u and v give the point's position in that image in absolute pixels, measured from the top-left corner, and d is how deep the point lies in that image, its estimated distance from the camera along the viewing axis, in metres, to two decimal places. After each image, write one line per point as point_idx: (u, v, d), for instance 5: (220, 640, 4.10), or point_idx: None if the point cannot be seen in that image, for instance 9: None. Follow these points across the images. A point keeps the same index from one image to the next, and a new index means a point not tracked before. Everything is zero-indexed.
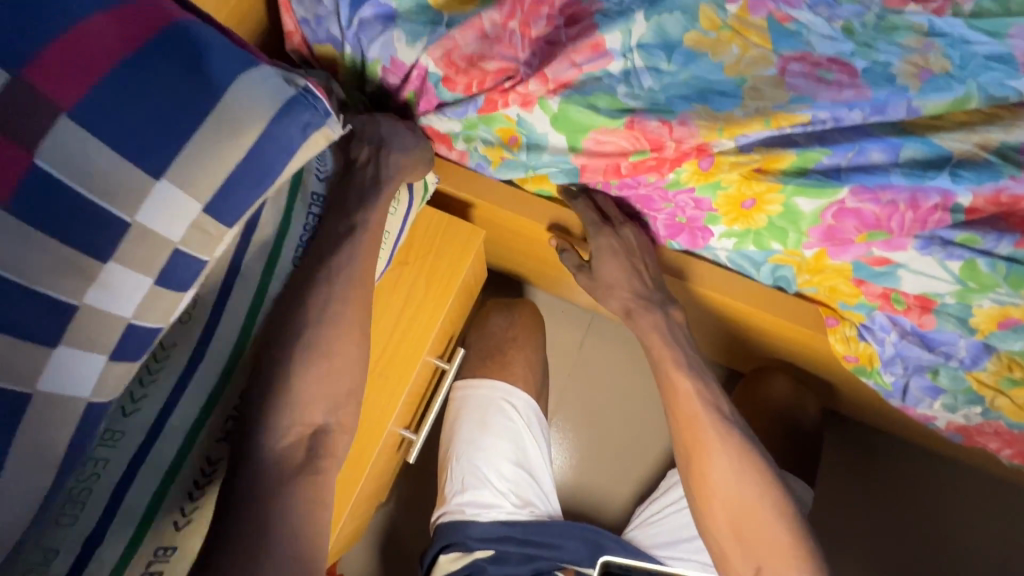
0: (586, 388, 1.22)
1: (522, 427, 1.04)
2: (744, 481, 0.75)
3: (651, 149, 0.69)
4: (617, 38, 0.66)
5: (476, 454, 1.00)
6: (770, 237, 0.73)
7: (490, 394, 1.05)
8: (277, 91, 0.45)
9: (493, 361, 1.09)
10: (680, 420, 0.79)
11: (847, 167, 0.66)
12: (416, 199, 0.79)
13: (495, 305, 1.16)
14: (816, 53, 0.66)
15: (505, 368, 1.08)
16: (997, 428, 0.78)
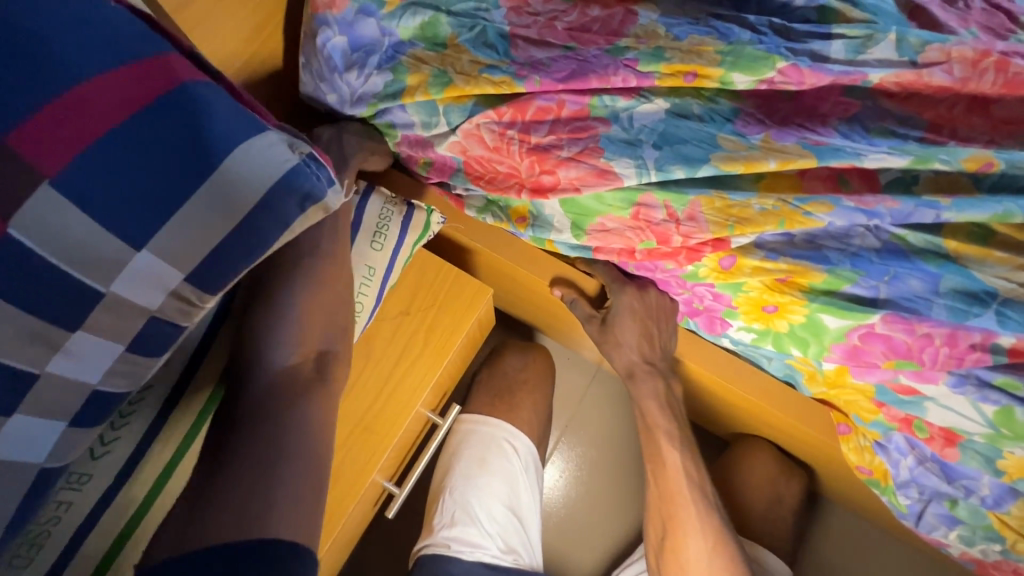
0: (573, 438, 1.18)
1: (520, 471, 1.01)
2: (718, 571, 0.72)
3: (658, 242, 0.67)
4: (626, 164, 0.64)
5: (469, 491, 0.97)
6: (790, 343, 0.68)
7: (492, 431, 1.03)
8: (273, 158, 0.40)
9: (502, 403, 1.06)
10: (664, 495, 0.77)
11: (887, 297, 0.62)
12: (412, 239, 0.76)
13: (511, 345, 1.13)
14: (864, 165, 0.61)
15: (511, 412, 1.05)
16: (1017, 568, 0.70)
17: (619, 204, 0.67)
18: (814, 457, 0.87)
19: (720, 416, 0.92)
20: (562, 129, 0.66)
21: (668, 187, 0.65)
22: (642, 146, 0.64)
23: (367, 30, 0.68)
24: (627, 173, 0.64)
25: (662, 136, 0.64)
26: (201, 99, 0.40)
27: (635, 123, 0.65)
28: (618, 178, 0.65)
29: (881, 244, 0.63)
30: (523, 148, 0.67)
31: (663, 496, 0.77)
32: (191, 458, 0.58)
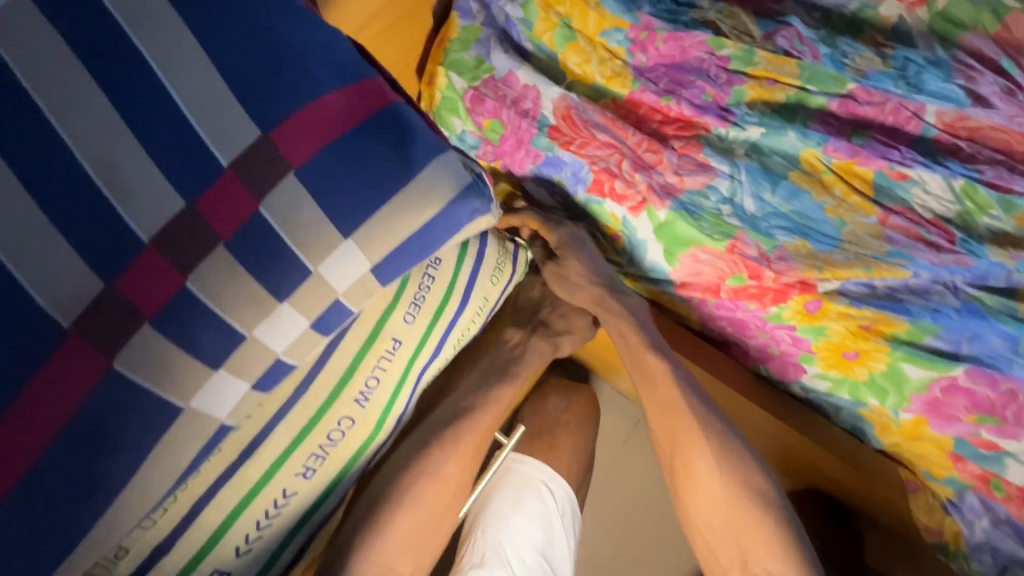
0: (617, 483, 1.18)
1: (555, 515, 1.01)
2: (733, 486, 0.70)
3: (749, 276, 0.73)
4: (721, 164, 0.74)
5: (502, 530, 0.97)
6: (868, 391, 0.72)
7: (527, 471, 1.03)
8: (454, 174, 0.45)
9: (541, 441, 1.07)
10: (655, 408, 0.74)
11: (970, 352, 0.65)
12: (516, 274, 0.81)
13: (553, 385, 1.15)
14: (917, 210, 0.71)
15: (550, 451, 1.06)
16: None
17: (716, 235, 0.73)
18: (871, 515, 0.88)
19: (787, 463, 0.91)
20: (670, 156, 0.75)
21: (760, 230, 0.72)
22: (734, 154, 0.76)
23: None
24: (718, 184, 0.74)
25: (753, 146, 0.75)
26: (408, 121, 0.44)
27: (730, 137, 0.76)
28: (713, 171, 0.74)
29: (960, 303, 0.66)
30: (638, 134, 0.76)
31: (654, 405, 0.74)
32: (303, 451, 0.59)
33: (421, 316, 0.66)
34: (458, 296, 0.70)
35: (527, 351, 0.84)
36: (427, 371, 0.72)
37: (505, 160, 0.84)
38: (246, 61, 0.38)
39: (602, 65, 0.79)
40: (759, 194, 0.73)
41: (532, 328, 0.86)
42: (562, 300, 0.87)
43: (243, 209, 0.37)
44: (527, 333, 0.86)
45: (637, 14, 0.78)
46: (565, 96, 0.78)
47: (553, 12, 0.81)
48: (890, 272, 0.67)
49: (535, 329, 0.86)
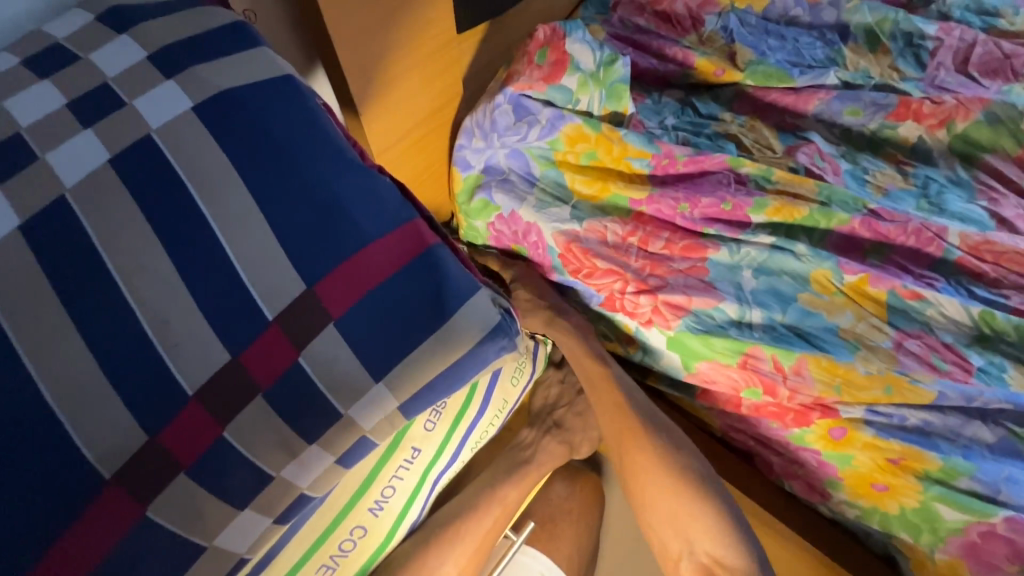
0: None
1: None
2: (673, 471, 0.72)
3: (765, 391, 0.73)
4: (726, 286, 0.76)
5: None
6: (900, 527, 0.68)
7: (526, 563, 0.98)
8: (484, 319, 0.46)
9: (543, 531, 1.02)
10: (610, 407, 0.80)
11: (1009, 498, 0.63)
12: (536, 370, 0.82)
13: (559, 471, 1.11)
14: (933, 336, 0.70)
15: (551, 541, 1.01)
16: None
17: (726, 352, 0.74)
18: None
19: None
20: (675, 277, 0.78)
21: (777, 343, 0.72)
22: (740, 273, 0.77)
23: (535, 104, 0.83)
24: (725, 305, 0.75)
25: (760, 266, 0.77)
26: (445, 263, 0.45)
27: (741, 251, 0.77)
28: (719, 295, 0.75)
29: (995, 439, 0.65)
30: (639, 254, 0.80)
31: (609, 411, 0.80)
32: (312, 565, 0.58)
33: (442, 423, 0.66)
34: (480, 405, 0.71)
35: (538, 456, 0.82)
36: (446, 472, 0.71)
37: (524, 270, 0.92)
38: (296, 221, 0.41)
39: (625, 188, 0.81)
40: (769, 315, 0.74)
41: (545, 428, 0.86)
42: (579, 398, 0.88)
43: (283, 359, 0.39)
44: (540, 432, 0.85)
45: (658, 144, 0.81)
46: (573, 229, 0.82)
47: (578, 146, 0.83)
48: (912, 392, 0.67)
49: (548, 428, 0.86)
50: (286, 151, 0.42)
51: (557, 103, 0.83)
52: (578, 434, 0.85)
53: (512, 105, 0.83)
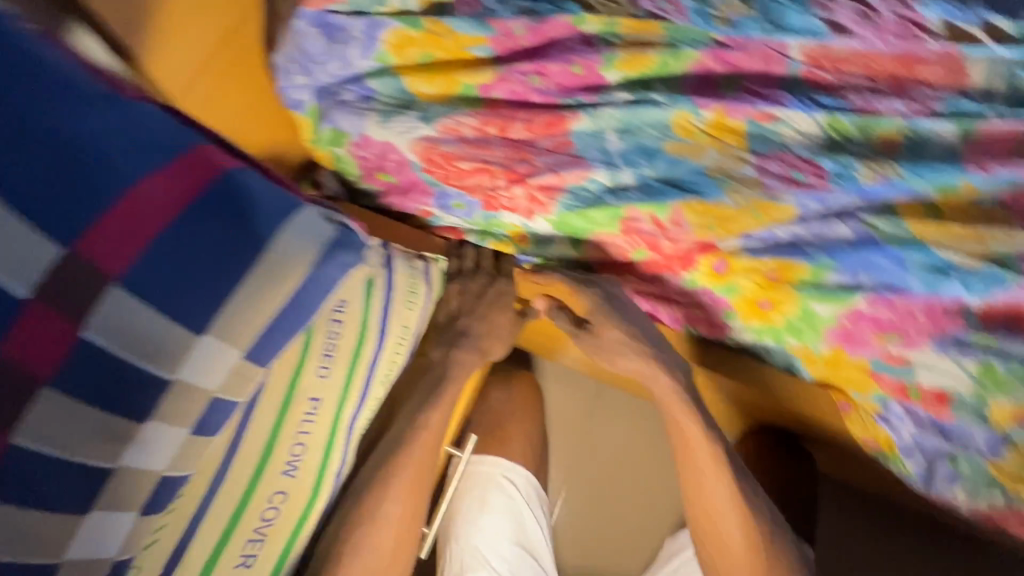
0: (581, 453, 1.32)
1: (521, 503, 1.15)
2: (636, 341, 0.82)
3: (649, 248, 0.75)
4: (593, 155, 0.74)
5: (476, 533, 1.11)
6: (788, 334, 0.77)
7: (489, 470, 1.16)
8: (319, 233, 0.51)
9: (495, 438, 1.18)
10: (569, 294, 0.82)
11: (868, 280, 0.70)
12: (432, 290, 0.80)
13: (495, 378, 1.24)
14: (792, 153, 0.72)
15: (504, 439, 1.18)
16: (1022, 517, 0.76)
17: (607, 223, 0.72)
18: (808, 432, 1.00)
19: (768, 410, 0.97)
20: (541, 159, 0.74)
21: (651, 199, 0.71)
22: (605, 137, 0.74)
23: (342, 18, 0.71)
24: (596, 175, 0.73)
25: (623, 125, 0.73)
26: (249, 193, 0.48)
27: (600, 114, 0.74)
28: (588, 165, 0.74)
29: (853, 233, 0.70)
30: (501, 142, 0.75)
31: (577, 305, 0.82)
32: (238, 538, 0.58)
33: (336, 368, 0.63)
34: (371, 341, 0.67)
35: (453, 368, 0.88)
36: (360, 416, 0.69)
37: (398, 199, 0.90)
38: (52, 193, 0.42)
39: (472, 76, 0.74)
40: (639, 173, 0.73)
41: (453, 341, 0.88)
42: (477, 306, 0.88)
43: (64, 337, 0.42)
44: (449, 346, 0.88)
45: (491, 24, 0.72)
46: (428, 136, 0.77)
47: (408, 54, 0.74)
48: (774, 210, 0.71)
49: (458, 342, 0.89)
50: (16, 118, 0.42)
51: (365, 10, 0.71)
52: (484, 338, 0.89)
53: (319, 27, 0.72)
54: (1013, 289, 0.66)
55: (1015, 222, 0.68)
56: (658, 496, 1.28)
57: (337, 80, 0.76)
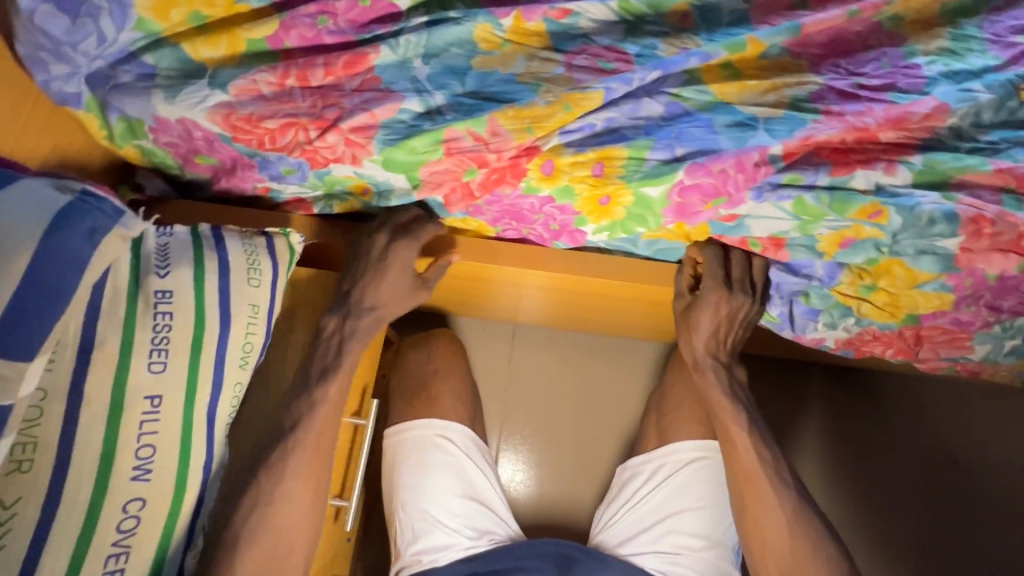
0: (514, 395, 1.35)
1: (462, 457, 1.05)
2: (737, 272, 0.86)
3: (478, 167, 0.74)
4: (403, 85, 0.72)
5: (420, 498, 1.01)
6: (634, 223, 0.80)
7: (421, 433, 1.05)
8: (47, 202, 0.52)
9: (419, 400, 1.08)
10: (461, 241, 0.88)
11: (684, 152, 0.73)
12: (285, 267, 0.74)
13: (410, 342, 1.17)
14: (595, 44, 0.73)
15: (430, 403, 1.08)
16: (873, 333, 0.87)
17: (430, 149, 0.73)
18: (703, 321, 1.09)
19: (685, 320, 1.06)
20: (349, 99, 0.72)
21: (467, 115, 0.71)
22: (411, 66, 0.72)
23: None
24: (408, 104, 0.71)
25: (426, 49, 0.72)
26: None
27: (401, 42, 0.71)
28: (399, 96, 0.71)
29: (664, 108, 0.72)
30: (305, 91, 0.72)
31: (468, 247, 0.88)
32: (98, 553, 0.54)
33: (175, 359, 0.62)
34: (212, 322, 0.65)
35: (347, 338, 0.79)
36: (222, 404, 0.65)
37: (227, 181, 0.84)
38: None
39: (253, 28, 0.70)
40: (450, 93, 0.72)
41: (346, 311, 0.80)
42: (366, 272, 0.81)
43: None
44: (341, 317, 0.80)
45: None
46: (224, 101, 0.71)
47: (172, 15, 0.68)
48: (584, 100, 0.70)
49: (355, 310, 0.80)
50: None
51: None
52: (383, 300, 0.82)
53: (53, 1, 0.64)
54: (811, 125, 0.71)
55: (804, 67, 0.73)
56: (599, 417, 1.34)
57: (104, 61, 0.70)
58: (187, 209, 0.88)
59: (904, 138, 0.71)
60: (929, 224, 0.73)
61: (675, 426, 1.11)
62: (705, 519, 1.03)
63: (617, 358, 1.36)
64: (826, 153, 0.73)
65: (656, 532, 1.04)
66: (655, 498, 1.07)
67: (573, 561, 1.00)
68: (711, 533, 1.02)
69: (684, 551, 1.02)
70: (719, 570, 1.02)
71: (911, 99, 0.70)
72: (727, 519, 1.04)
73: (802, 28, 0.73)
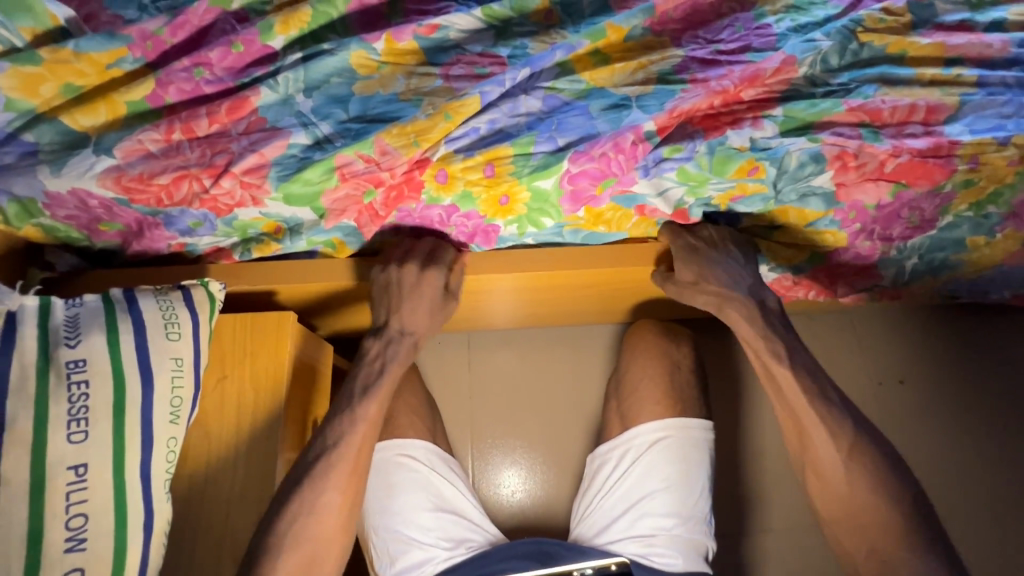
0: (482, 399, 1.37)
1: (429, 472, 1.07)
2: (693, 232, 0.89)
3: (375, 186, 0.78)
4: (289, 120, 0.74)
5: (393, 519, 1.03)
6: (538, 215, 0.86)
7: (383, 455, 1.06)
8: None
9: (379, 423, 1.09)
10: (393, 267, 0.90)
11: (566, 140, 0.77)
12: (206, 317, 0.74)
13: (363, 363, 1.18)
14: (469, 53, 0.76)
15: (391, 425, 1.09)
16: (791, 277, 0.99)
17: (325, 177, 0.76)
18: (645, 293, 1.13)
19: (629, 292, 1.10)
20: (239, 143, 0.74)
21: (355, 140, 0.74)
22: (295, 101, 0.74)
23: None
24: (296, 138, 0.75)
25: (306, 84, 0.74)
26: None
27: (279, 80, 0.73)
28: (286, 132, 0.74)
29: (542, 102, 0.76)
30: (193, 143, 0.74)
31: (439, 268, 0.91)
32: None
33: (97, 427, 0.63)
34: (134, 383, 0.66)
35: (389, 361, 0.84)
36: (157, 463, 0.65)
37: (138, 244, 0.84)
38: None
39: (129, 90, 0.71)
40: (336, 121, 0.75)
41: (388, 335, 0.85)
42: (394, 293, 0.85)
43: None
44: (385, 340, 0.85)
45: (123, 32, 0.69)
46: (113, 164, 0.73)
47: (44, 90, 0.69)
48: (462, 106, 0.74)
49: (393, 335, 0.85)
50: None
51: None
52: (422, 327, 0.87)
53: None
54: (680, 95, 0.75)
55: (667, 42, 0.77)
56: (567, 407, 1.36)
57: None
58: (103, 276, 0.87)
59: (765, 94, 0.77)
60: (800, 168, 0.79)
61: (635, 408, 1.10)
62: (674, 497, 1.03)
63: (575, 347, 1.39)
64: (697, 120, 0.78)
65: (633, 513, 1.03)
66: (625, 483, 1.05)
67: (554, 557, 1.00)
68: (683, 510, 1.02)
69: (659, 532, 1.01)
70: (694, 544, 1.02)
71: (765, 57, 0.75)
72: (696, 493, 1.04)
73: (656, 8, 0.76)
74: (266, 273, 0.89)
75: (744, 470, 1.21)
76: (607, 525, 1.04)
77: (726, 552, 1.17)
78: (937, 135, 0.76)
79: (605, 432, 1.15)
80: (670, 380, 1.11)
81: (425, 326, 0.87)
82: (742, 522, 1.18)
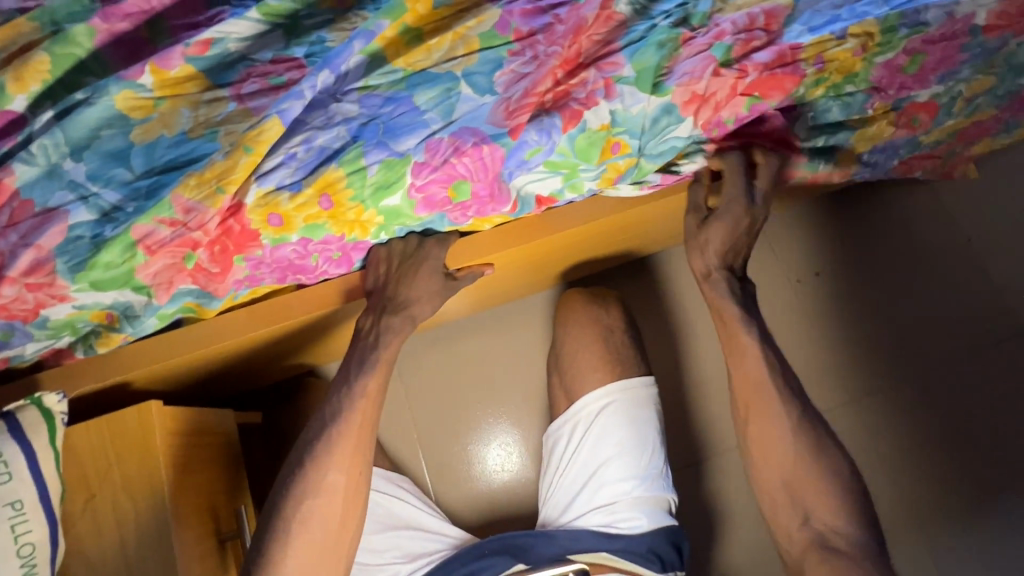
0: (424, 409, 1.32)
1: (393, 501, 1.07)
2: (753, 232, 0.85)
3: (192, 249, 0.68)
4: (64, 196, 0.63)
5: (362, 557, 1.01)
6: (388, 233, 0.77)
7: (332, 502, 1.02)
8: None
9: None
10: (268, 318, 0.81)
11: (397, 143, 0.68)
12: (44, 438, 0.64)
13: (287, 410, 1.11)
14: (259, 62, 0.65)
15: None
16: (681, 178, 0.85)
17: (127, 255, 0.66)
18: (554, 262, 1.09)
19: (542, 264, 1.06)
20: (7, 238, 0.63)
21: (149, 203, 0.64)
22: (64, 170, 0.63)
23: None
24: (78, 216, 0.64)
25: (71, 146, 0.62)
26: None
27: (38, 150, 0.62)
28: (64, 212, 0.63)
29: (359, 104, 0.67)
30: None
31: (319, 303, 0.82)
32: None
33: None
34: None
35: (384, 336, 0.78)
36: None
37: None
38: None
39: None
40: (120, 184, 0.64)
41: (379, 308, 0.79)
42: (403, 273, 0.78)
43: None
44: (376, 313, 0.79)
45: None
46: None
47: None
48: (261, 134, 0.63)
49: (386, 307, 0.78)
50: None
51: None
52: (419, 302, 0.79)
53: None
54: (508, 62, 0.67)
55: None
56: (512, 389, 1.32)
57: None
58: None
59: (602, 46, 0.70)
60: (655, 123, 0.75)
61: (579, 383, 1.07)
62: (630, 460, 1.02)
63: (504, 328, 1.34)
64: (549, 101, 0.71)
65: (592, 487, 1.02)
66: (580, 458, 1.03)
67: (523, 548, 0.98)
68: (642, 471, 1.02)
69: (621, 497, 1.00)
70: (657, 500, 1.01)
71: None
72: (650, 451, 1.02)
73: None
74: (121, 363, 0.78)
75: (691, 403, 1.22)
76: (569, 503, 1.03)
77: (687, 485, 1.20)
78: (778, 44, 0.73)
79: (556, 411, 1.12)
80: (603, 344, 1.09)
81: (428, 300, 0.80)
82: (698, 451, 1.21)
